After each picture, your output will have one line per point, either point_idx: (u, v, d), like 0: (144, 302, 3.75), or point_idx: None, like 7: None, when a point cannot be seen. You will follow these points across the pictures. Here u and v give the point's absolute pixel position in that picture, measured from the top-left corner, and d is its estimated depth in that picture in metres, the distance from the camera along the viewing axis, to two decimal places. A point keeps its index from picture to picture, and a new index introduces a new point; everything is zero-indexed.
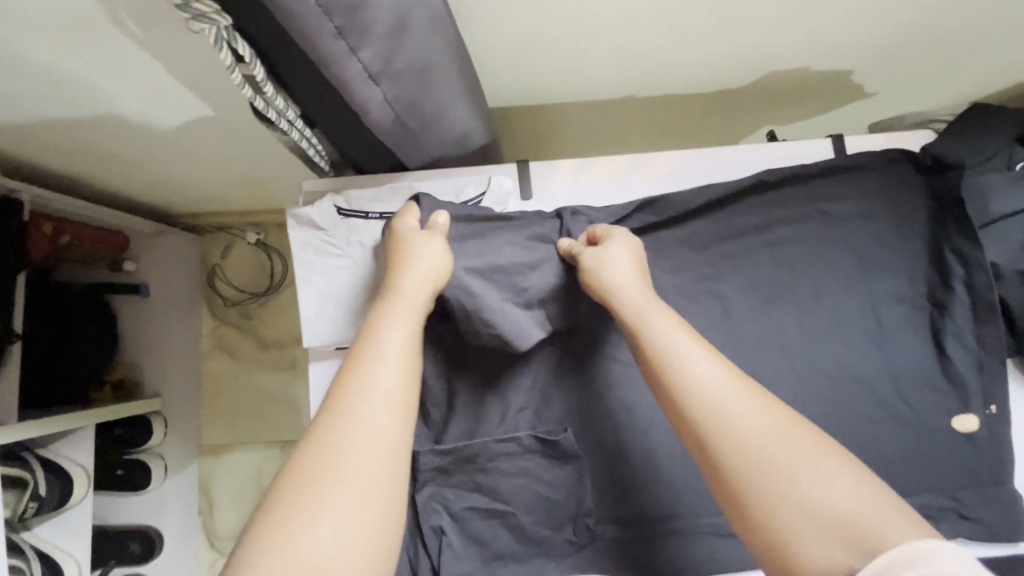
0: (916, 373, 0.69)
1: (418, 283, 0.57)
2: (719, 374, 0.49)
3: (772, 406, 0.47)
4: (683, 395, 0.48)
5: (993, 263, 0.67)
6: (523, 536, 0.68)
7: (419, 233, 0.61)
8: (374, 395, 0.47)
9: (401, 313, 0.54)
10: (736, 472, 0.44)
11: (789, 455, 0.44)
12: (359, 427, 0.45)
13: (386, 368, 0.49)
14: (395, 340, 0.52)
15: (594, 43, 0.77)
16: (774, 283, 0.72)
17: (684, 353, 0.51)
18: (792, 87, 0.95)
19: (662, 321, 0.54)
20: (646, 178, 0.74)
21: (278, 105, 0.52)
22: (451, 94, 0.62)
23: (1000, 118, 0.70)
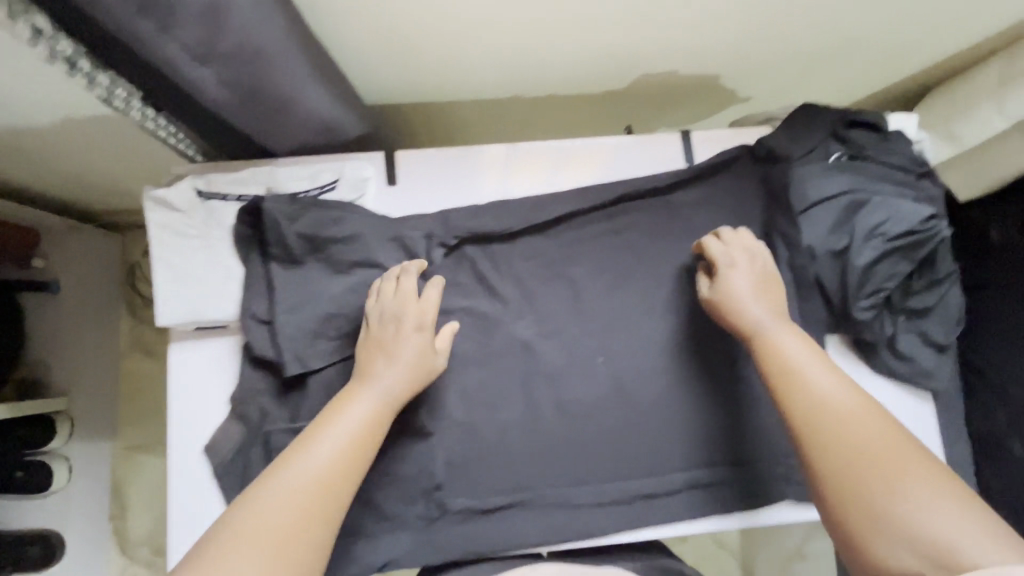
0: (749, 350, 0.75)
1: (397, 377, 0.63)
2: (845, 393, 0.58)
3: (891, 427, 0.55)
4: (818, 403, 0.58)
5: (810, 245, 0.73)
6: (375, 511, 0.70)
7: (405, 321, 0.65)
8: (300, 478, 0.53)
9: (365, 395, 0.61)
10: (846, 477, 0.53)
11: (904, 468, 0.51)
12: (266, 506, 0.51)
13: (331, 443, 0.57)
14: (354, 419, 0.59)
15: (463, 43, 0.80)
16: (622, 268, 0.76)
17: (814, 373, 0.60)
18: (670, 89, 1.00)
19: (789, 341, 0.63)
20: (508, 172, 0.78)
21: (101, 81, 0.56)
22: (304, 85, 0.64)
23: (824, 113, 0.75)
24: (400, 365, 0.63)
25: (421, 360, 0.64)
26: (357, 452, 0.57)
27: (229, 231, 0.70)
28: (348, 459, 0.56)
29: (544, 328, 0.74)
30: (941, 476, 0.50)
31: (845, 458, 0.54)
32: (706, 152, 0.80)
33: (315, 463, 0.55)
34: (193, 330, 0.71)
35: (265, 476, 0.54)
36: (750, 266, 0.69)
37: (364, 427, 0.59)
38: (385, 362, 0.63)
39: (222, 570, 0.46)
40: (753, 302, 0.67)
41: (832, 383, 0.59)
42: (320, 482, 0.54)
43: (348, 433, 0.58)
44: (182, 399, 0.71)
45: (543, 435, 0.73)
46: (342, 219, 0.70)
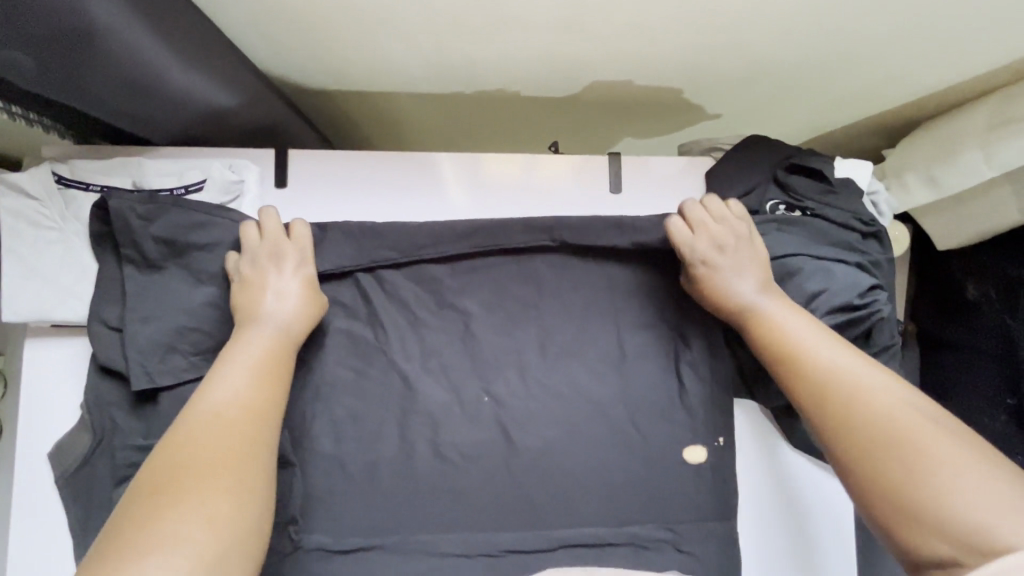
0: (653, 405, 0.68)
1: (284, 308, 0.61)
2: (846, 361, 0.54)
3: (901, 389, 0.51)
4: (817, 380, 0.53)
5: None
6: None
7: (275, 253, 0.63)
8: (210, 425, 0.51)
9: (253, 334, 0.58)
10: (864, 459, 0.49)
11: (920, 438, 0.47)
12: (195, 454, 0.49)
13: (233, 381, 0.55)
14: (250, 356, 0.57)
15: (375, 36, 0.72)
16: (522, 301, 0.69)
17: (811, 342, 0.56)
18: (625, 100, 0.91)
19: (789, 316, 0.58)
20: (460, 180, 0.72)
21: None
22: (154, 60, 0.57)
23: (762, 152, 0.68)
24: (285, 297, 0.61)
25: (305, 291, 0.62)
26: (266, 382, 0.56)
27: (87, 225, 0.64)
28: (262, 389, 0.55)
29: (427, 360, 0.68)
30: (963, 441, 0.46)
31: (856, 440, 0.49)
32: (634, 182, 0.72)
33: (228, 398, 0.54)
34: (47, 327, 0.66)
35: (163, 445, 0.50)
36: (729, 245, 0.62)
37: (264, 360, 0.57)
38: (263, 298, 0.60)
39: (165, 529, 0.44)
40: (737, 278, 0.61)
41: (839, 356, 0.54)
42: (231, 431, 0.52)
43: (252, 364, 0.56)
44: (30, 400, 0.66)
45: (413, 474, 0.67)
46: (206, 224, 0.64)
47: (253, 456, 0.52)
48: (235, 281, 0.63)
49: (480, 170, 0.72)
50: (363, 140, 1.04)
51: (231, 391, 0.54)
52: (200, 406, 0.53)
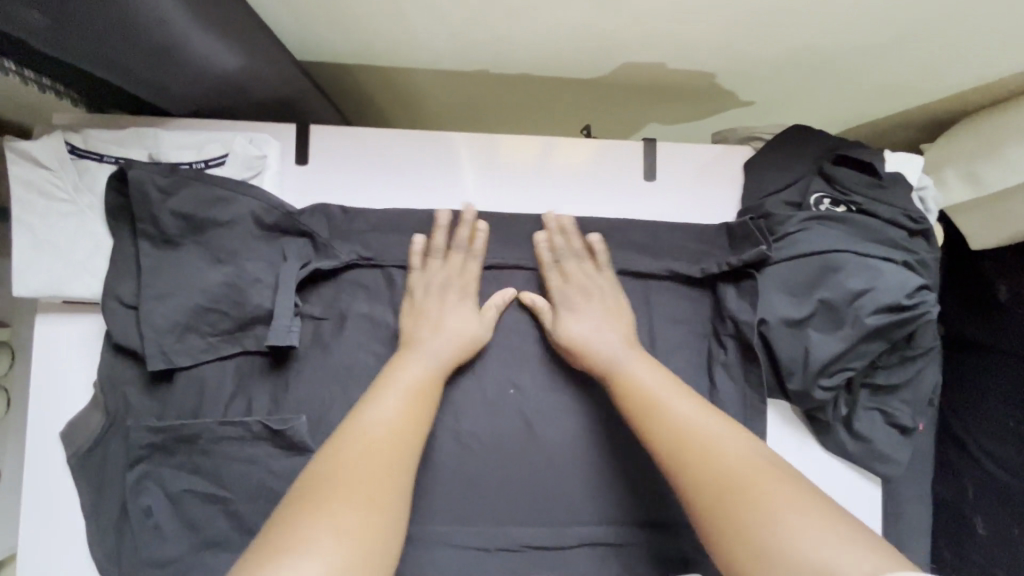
0: None
1: (442, 343, 0.61)
2: (699, 417, 0.54)
3: (744, 438, 0.52)
4: (672, 436, 0.53)
5: (762, 312, 0.61)
6: (240, 524, 0.64)
7: (465, 296, 0.64)
8: (369, 441, 0.52)
9: (416, 361, 0.60)
10: (715, 512, 0.48)
11: (768, 492, 0.47)
12: (347, 468, 0.50)
13: (391, 400, 0.56)
14: (409, 381, 0.58)
15: (402, 7, 0.68)
16: (550, 291, 0.67)
17: (669, 397, 0.56)
18: (658, 84, 0.87)
19: (642, 372, 0.58)
20: (479, 166, 0.69)
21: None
22: (172, 28, 0.54)
23: (806, 143, 0.65)
24: (445, 334, 0.62)
25: (464, 327, 0.63)
26: (412, 412, 0.56)
27: (101, 198, 0.62)
28: (415, 416, 0.56)
29: None
30: (807, 496, 0.47)
31: (711, 496, 0.48)
32: (671, 169, 0.69)
33: (382, 417, 0.55)
34: (60, 303, 0.64)
35: (327, 450, 0.52)
36: (590, 296, 0.64)
37: (418, 389, 0.58)
38: (455, 316, 0.63)
39: (308, 540, 0.44)
40: (593, 335, 0.61)
41: (691, 411, 0.55)
42: (383, 451, 0.52)
43: (408, 388, 0.58)
44: (42, 376, 0.64)
45: (431, 466, 0.65)
46: (227, 201, 0.61)
47: (397, 478, 0.52)
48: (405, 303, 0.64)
49: (510, 153, 0.69)
50: (382, 117, 1.00)
51: (388, 411, 0.55)
52: (362, 415, 0.55)
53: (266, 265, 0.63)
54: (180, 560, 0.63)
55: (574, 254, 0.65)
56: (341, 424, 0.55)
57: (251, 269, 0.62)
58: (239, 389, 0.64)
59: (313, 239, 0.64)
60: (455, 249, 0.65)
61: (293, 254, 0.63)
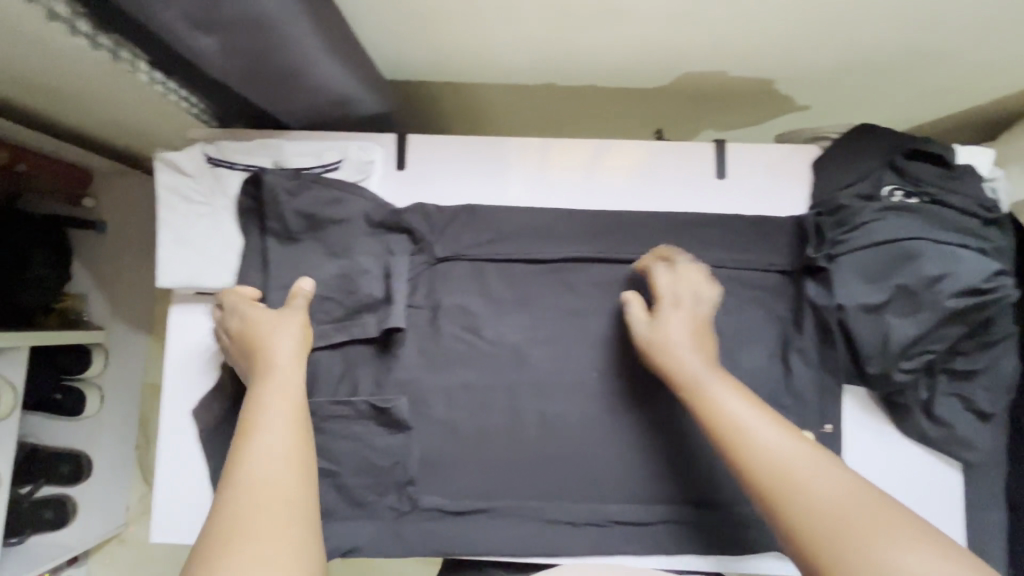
0: (758, 384, 0.70)
1: (289, 357, 0.59)
2: (789, 442, 0.53)
3: (829, 463, 0.51)
4: (752, 464, 0.52)
5: (841, 299, 0.64)
6: (347, 496, 0.70)
7: (280, 315, 0.63)
8: (268, 485, 0.49)
9: (273, 390, 0.56)
10: (816, 543, 0.46)
11: (879, 528, 0.45)
12: (251, 519, 0.46)
13: (270, 440, 0.52)
14: (277, 416, 0.54)
15: (486, 26, 0.75)
16: (628, 281, 0.72)
17: (752, 422, 0.55)
18: (716, 91, 0.92)
19: (731, 399, 0.57)
20: (557, 168, 0.75)
21: (105, 43, 0.55)
22: (308, 57, 0.62)
23: (875, 139, 0.68)
24: (295, 356, 0.60)
25: (299, 337, 0.62)
26: (292, 438, 0.54)
27: (233, 200, 0.70)
28: (292, 443, 0.53)
29: (539, 335, 0.72)
30: (912, 526, 0.45)
31: (808, 528, 0.47)
32: (741, 167, 0.73)
33: (263, 462, 0.51)
34: (193, 294, 0.73)
35: (215, 513, 0.47)
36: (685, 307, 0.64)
37: (289, 414, 0.55)
38: (282, 336, 0.61)
39: None
40: (688, 350, 0.61)
41: (777, 437, 0.53)
42: (276, 496, 0.49)
43: (280, 422, 0.54)
44: (176, 359, 0.73)
45: (521, 446, 0.70)
46: (340, 201, 0.69)
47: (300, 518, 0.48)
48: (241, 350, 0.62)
49: (586, 157, 0.75)
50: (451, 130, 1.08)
51: (269, 451, 0.51)
52: (241, 459, 0.51)
53: (376, 259, 0.70)
54: None
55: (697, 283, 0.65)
56: (220, 480, 0.50)
57: (363, 263, 0.70)
58: (345, 372, 0.71)
59: (413, 235, 0.71)
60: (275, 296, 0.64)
61: (397, 249, 0.71)
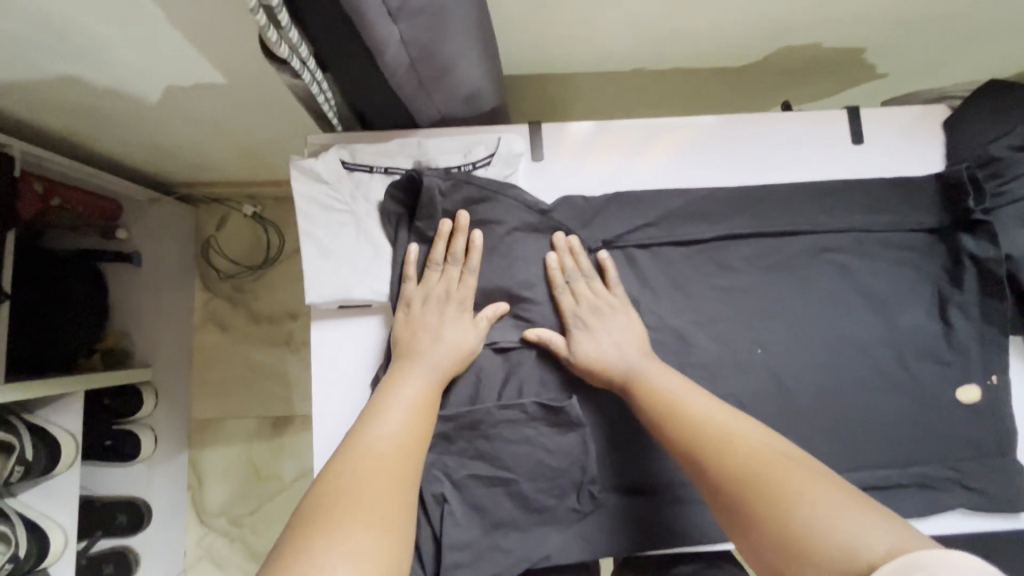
0: (921, 344, 0.70)
1: (444, 352, 0.63)
2: (721, 415, 0.55)
3: (775, 439, 0.52)
4: (697, 430, 0.54)
5: (1008, 254, 0.68)
6: (525, 504, 0.67)
7: (448, 311, 0.64)
8: (383, 444, 0.53)
9: (419, 373, 0.60)
10: (756, 508, 0.47)
11: (799, 487, 0.46)
12: (361, 471, 0.50)
13: (399, 410, 0.56)
14: (412, 392, 0.59)
15: (606, 7, 0.74)
16: (779, 254, 0.72)
17: (689, 397, 0.58)
18: (807, 64, 0.92)
19: (663, 377, 0.60)
20: (688, 147, 0.74)
21: (282, 22, 0.48)
22: (465, 48, 0.60)
23: (1015, 94, 0.69)
24: (444, 346, 0.63)
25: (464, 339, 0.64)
26: (420, 419, 0.57)
27: (377, 206, 0.67)
28: (419, 422, 0.57)
29: (701, 318, 0.70)
30: (845, 493, 0.45)
31: (747, 485, 0.48)
32: (874, 132, 0.74)
33: (389, 431, 0.54)
34: (335, 308, 0.68)
35: (334, 465, 0.51)
36: (607, 309, 0.66)
37: (422, 395, 0.59)
38: (457, 324, 0.64)
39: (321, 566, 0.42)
40: (612, 350, 0.64)
41: (711, 409, 0.56)
42: (389, 461, 0.52)
43: (412, 401, 0.58)
44: (323, 378, 0.68)
45: None
46: (491, 200, 0.67)
47: (405, 482, 0.51)
48: (403, 313, 0.65)
49: (717, 133, 0.74)
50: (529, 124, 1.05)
51: (394, 424, 0.55)
52: (367, 431, 0.54)
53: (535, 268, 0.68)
54: (474, 544, 0.65)
55: (619, 304, 0.67)
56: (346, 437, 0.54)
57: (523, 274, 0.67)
58: (508, 375, 0.69)
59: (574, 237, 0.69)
60: (450, 262, 0.66)
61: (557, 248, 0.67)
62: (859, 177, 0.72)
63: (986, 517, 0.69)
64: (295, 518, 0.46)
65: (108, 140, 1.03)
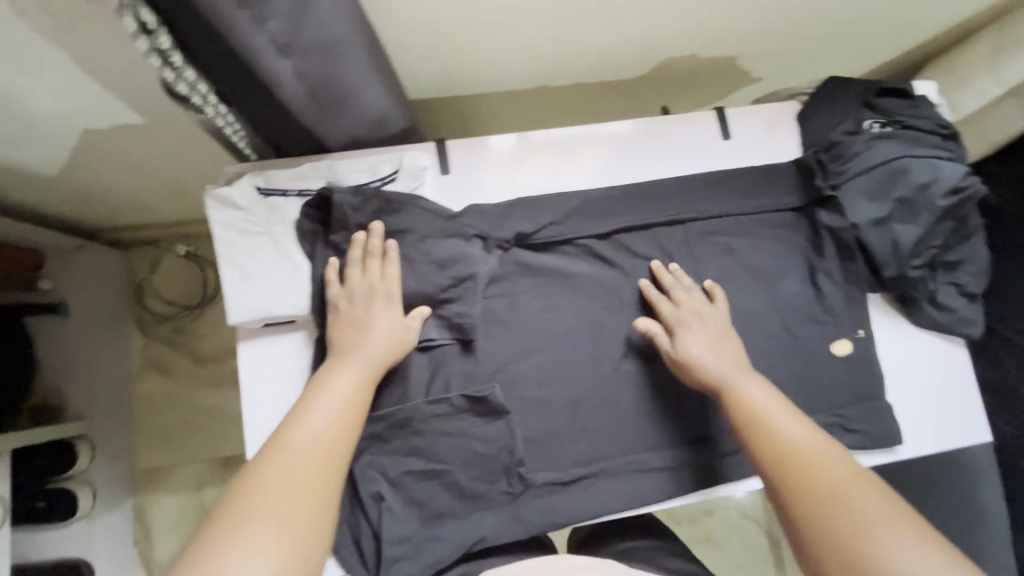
0: (798, 309, 0.80)
1: (375, 348, 0.66)
2: (811, 440, 0.62)
3: (860, 472, 0.59)
4: (790, 450, 0.61)
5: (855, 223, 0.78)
6: (460, 492, 0.71)
7: (375, 305, 0.68)
8: (308, 443, 0.57)
9: (350, 370, 0.64)
10: (824, 532, 0.55)
11: (878, 523, 0.54)
12: (283, 472, 0.55)
13: (328, 409, 0.60)
14: (343, 389, 0.62)
15: (497, 34, 0.82)
16: (671, 240, 0.80)
17: (781, 418, 0.64)
18: (689, 74, 1.03)
19: (757, 393, 0.66)
20: (582, 152, 0.82)
21: (176, 63, 0.53)
22: (363, 77, 0.65)
23: (848, 87, 0.81)
24: (373, 341, 0.66)
25: (394, 335, 0.68)
26: (347, 418, 0.61)
27: (292, 226, 0.71)
28: (347, 420, 0.61)
29: (608, 303, 0.77)
30: (922, 534, 0.54)
31: (822, 510, 0.56)
32: (741, 127, 0.84)
33: (315, 430, 0.58)
34: (261, 327, 0.71)
35: (259, 462, 0.55)
36: (710, 322, 0.73)
37: (351, 392, 0.63)
38: (383, 318, 0.68)
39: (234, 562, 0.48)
40: (711, 359, 0.70)
41: (802, 433, 0.63)
42: (312, 460, 0.56)
43: (342, 399, 0.62)
44: (255, 396, 0.71)
45: (612, 404, 0.75)
46: (401, 211, 0.72)
47: (327, 481, 0.56)
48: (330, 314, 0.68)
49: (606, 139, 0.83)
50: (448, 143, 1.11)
51: (322, 423, 0.59)
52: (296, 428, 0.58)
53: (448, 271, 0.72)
54: (414, 536, 0.69)
55: (713, 317, 0.73)
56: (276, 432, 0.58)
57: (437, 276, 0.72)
58: (434, 372, 0.73)
59: (483, 239, 0.74)
60: (370, 258, 0.69)
61: (467, 250, 0.73)
62: (732, 168, 0.82)
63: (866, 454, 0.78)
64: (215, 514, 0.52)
65: (23, 192, 1.02)
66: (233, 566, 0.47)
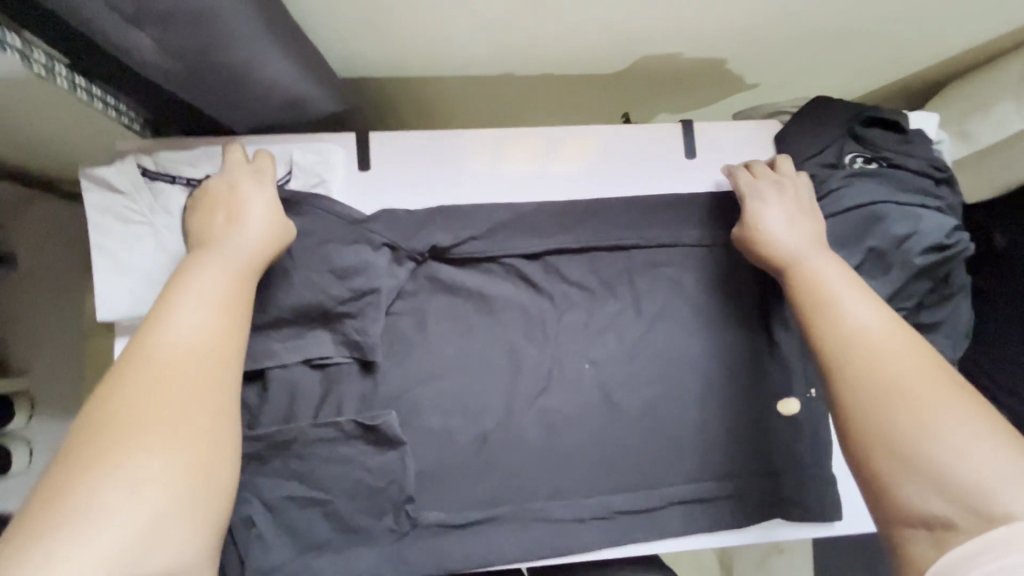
0: (745, 358, 0.71)
1: (255, 243, 0.56)
2: (879, 321, 0.53)
3: (930, 353, 0.51)
4: (848, 327, 0.53)
5: None
6: (340, 524, 0.65)
7: (241, 188, 0.60)
8: (174, 350, 0.47)
9: (217, 267, 0.53)
10: (868, 419, 0.48)
11: (938, 409, 0.46)
12: (145, 385, 0.44)
13: (196, 308, 0.50)
14: (216, 284, 0.52)
15: (443, 15, 0.71)
16: (613, 268, 0.71)
17: (849, 296, 0.55)
18: (673, 75, 0.92)
19: (829, 266, 0.58)
20: (524, 159, 0.74)
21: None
22: (262, 56, 0.56)
23: (830, 110, 0.71)
24: (248, 231, 0.57)
25: (274, 224, 0.59)
26: (227, 311, 0.51)
27: (177, 217, 0.63)
28: (228, 315, 0.51)
29: (531, 332, 0.70)
30: (985, 415, 0.45)
31: (873, 390, 0.49)
32: (705, 146, 0.74)
33: (187, 330, 0.48)
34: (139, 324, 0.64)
35: (110, 381, 0.44)
36: (789, 191, 0.65)
37: (224, 286, 0.52)
38: (255, 203, 0.59)
39: (109, 481, 0.39)
40: (787, 231, 0.61)
41: (870, 316, 0.53)
42: (188, 362, 0.47)
43: (213, 296, 0.51)
44: None
45: (521, 444, 0.68)
46: (302, 211, 0.65)
47: (215, 386, 0.47)
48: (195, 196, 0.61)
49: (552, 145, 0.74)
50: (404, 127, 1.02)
51: (192, 323, 0.49)
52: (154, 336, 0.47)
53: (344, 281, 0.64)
54: (285, 567, 0.63)
55: (795, 192, 0.64)
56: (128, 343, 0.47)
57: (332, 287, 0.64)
58: (326, 391, 0.66)
59: (393, 249, 0.67)
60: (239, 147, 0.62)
61: (369, 259, 0.65)
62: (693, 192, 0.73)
63: (795, 523, 0.72)
64: (61, 455, 0.41)
65: None
66: (107, 491, 0.39)
